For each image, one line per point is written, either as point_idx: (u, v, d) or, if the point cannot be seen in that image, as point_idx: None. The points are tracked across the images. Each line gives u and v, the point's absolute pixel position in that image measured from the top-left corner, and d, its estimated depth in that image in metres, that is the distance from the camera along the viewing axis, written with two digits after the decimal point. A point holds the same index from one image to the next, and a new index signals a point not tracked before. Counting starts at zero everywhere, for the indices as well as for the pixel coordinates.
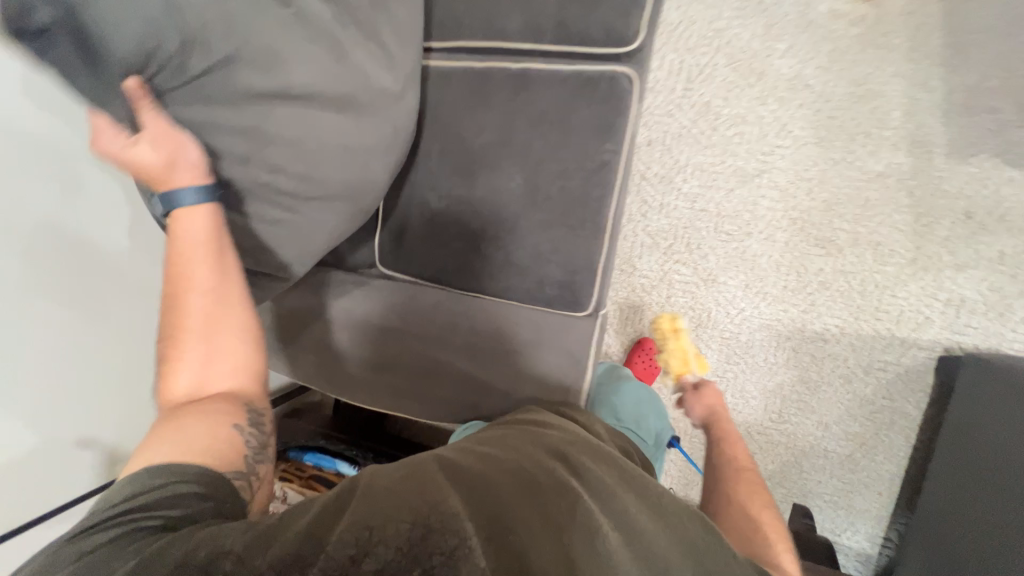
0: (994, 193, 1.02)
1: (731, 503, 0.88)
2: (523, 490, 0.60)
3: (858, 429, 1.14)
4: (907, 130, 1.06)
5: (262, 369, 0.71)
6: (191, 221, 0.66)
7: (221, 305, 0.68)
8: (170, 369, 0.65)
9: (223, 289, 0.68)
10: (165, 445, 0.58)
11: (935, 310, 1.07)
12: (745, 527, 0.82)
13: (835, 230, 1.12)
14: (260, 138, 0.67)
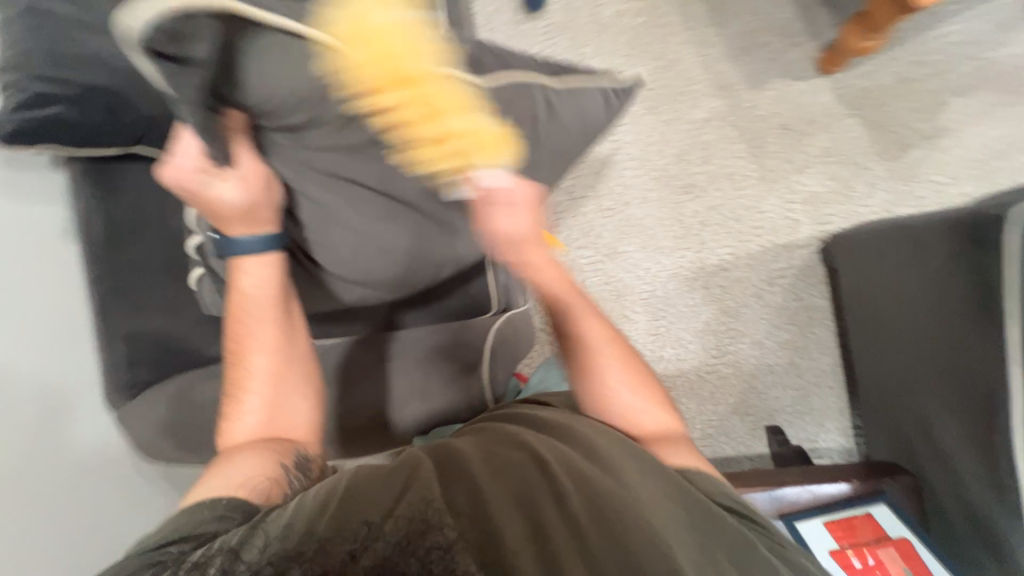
0: (796, 104, 1.21)
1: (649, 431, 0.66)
2: (558, 483, 0.52)
3: (787, 335, 1.22)
4: (710, 80, 1.26)
5: (321, 424, 0.72)
6: (257, 273, 0.72)
7: (273, 354, 0.71)
8: (231, 410, 0.69)
9: (284, 340, 0.72)
10: (216, 481, 0.58)
11: (798, 210, 1.21)
12: (680, 448, 0.64)
13: (692, 174, 1.27)
14: (370, 181, 0.69)
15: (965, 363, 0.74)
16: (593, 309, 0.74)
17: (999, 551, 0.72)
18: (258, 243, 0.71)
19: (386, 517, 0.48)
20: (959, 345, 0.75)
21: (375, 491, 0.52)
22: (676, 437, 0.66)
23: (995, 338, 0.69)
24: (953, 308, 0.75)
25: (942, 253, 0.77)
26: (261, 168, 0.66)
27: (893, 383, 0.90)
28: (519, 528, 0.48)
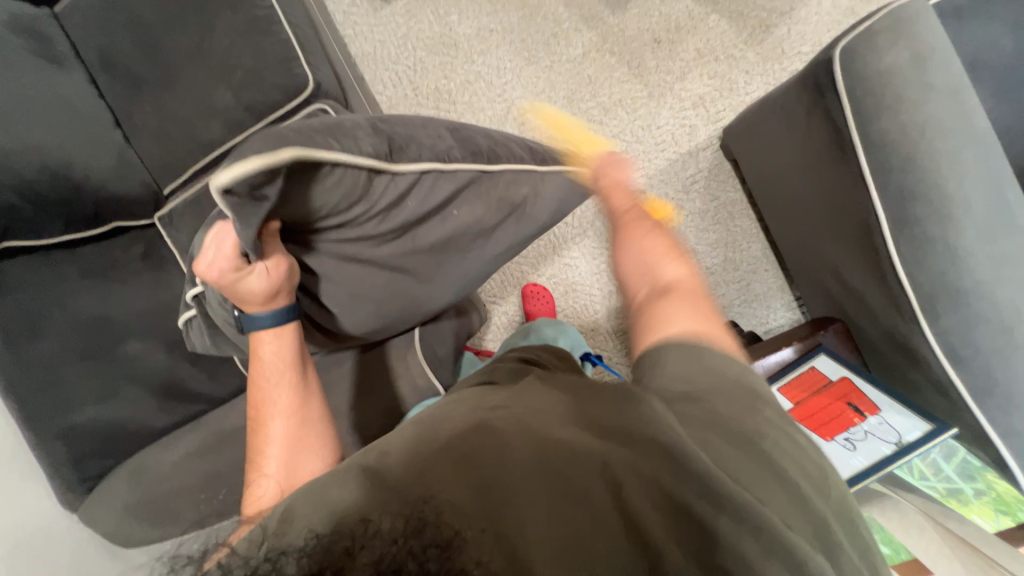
0: (660, 16, 1.24)
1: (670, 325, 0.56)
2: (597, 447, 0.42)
3: (716, 235, 1.27)
4: (576, 15, 1.28)
5: None
6: (276, 344, 0.67)
7: (286, 418, 0.64)
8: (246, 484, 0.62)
9: (302, 408, 0.66)
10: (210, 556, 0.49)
11: (692, 116, 1.25)
12: (681, 316, 0.56)
13: (586, 110, 1.28)
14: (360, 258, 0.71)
15: (845, 204, 0.79)
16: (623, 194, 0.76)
17: (918, 362, 0.78)
18: (279, 317, 0.67)
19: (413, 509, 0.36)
20: (837, 189, 0.79)
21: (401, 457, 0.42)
22: (681, 298, 0.59)
23: (852, 170, 0.74)
24: (822, 157, 0.80)
25: (800, 110, 0.82)
26: (284, 259, 0.64)
27: (806, 245, 0.95)
28: (538, 520, 0.37)
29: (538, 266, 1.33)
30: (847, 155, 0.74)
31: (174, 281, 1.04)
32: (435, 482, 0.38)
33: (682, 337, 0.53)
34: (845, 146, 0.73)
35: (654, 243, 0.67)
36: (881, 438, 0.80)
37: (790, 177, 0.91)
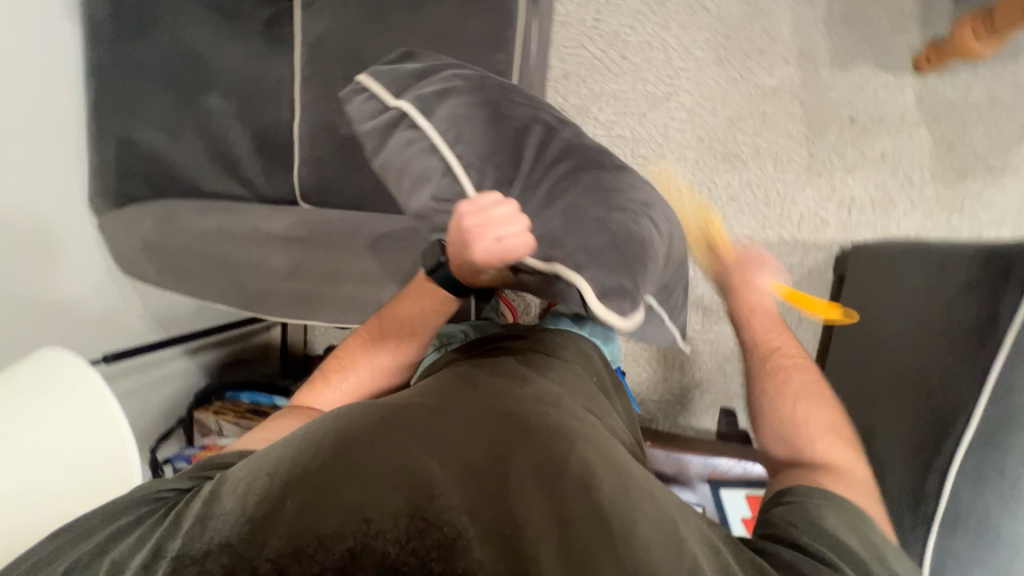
0: (871, 97, 1.12)
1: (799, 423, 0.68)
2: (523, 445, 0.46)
3: None
4: (794, 45, 1.15)
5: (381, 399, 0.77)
6: (425, 306, 0.74)
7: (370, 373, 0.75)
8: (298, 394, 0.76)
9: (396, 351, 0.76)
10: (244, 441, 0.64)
11: (830, 211, 1.16)
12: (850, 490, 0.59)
13: (738, 144, 1.19)
14: None
15: (925, 385, 0.72)
16: (800, 363, 0.76)
17: None
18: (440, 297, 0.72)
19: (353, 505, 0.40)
20: (928, 367, 0.72)
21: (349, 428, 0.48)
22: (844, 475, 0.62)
23: (958, 362, 0.66)
24: (940, 332, 0.72)
25: (959, 278, 0.72)
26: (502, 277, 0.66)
27: (856, 393, 0.91)
28: (478, 497, 0.41)
29: None
30: (962, 345, 0.66)
31: (283, 63, 0.99)
32: (377, 479, 0.42)
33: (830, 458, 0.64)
34: (968, 338, 0.66)
35: (822, 421, 0.68)
36: None
37: (890, 328, 0.85)
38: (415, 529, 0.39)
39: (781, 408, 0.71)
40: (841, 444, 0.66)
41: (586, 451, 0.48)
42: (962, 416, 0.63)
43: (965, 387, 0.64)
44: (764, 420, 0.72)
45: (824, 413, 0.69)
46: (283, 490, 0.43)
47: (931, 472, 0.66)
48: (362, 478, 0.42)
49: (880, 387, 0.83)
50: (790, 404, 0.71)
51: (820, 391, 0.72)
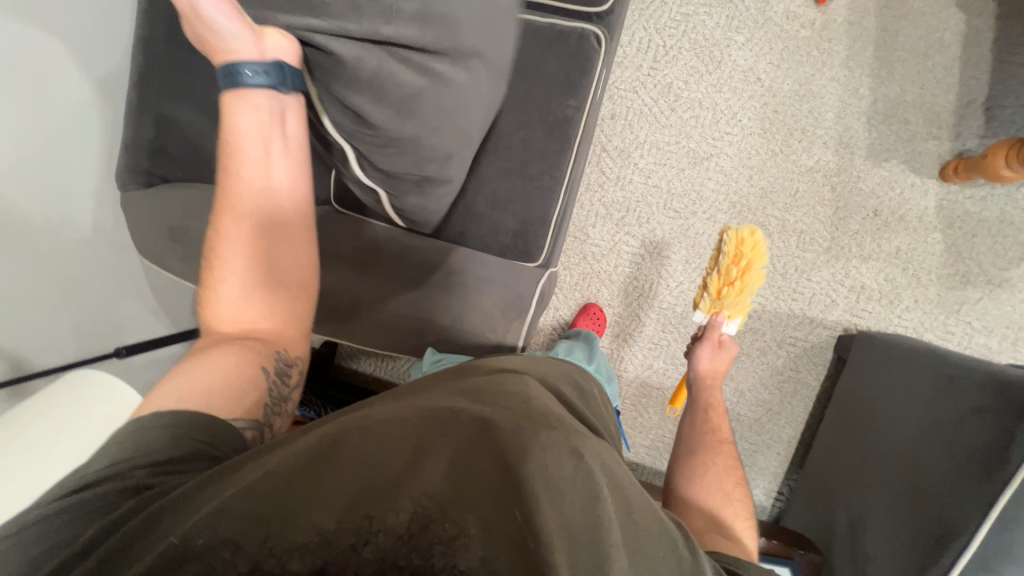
0: (897, 195, 1.18)
1: (696, 487, 0.80)
2: (557, 479, 0.49)
3: (767, 396, 1.28)
4: (836, 131, 1.19)
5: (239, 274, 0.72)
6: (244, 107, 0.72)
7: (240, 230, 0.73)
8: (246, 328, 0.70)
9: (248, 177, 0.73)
10: (182, 387, 0.59)
11: (840, 294, 1.22)
12: (740, 522, 0.75)
13: (767, 215, 1.23)
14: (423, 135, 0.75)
15: (918, 487, 0.79)
16: (742, 509, 0.77)
17: None
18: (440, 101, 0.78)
19: (396, 508, 0.46)
20: (922, 470, 0.79)
21: (397, 427, 0.54)
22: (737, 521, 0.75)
23: (956, 472, 0.73)
24: (938, 442, 0.78)
25: (962, 396, 0.79)
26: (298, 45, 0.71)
27: (845, 486, 0.97)
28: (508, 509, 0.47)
29: (615, 297, 1.31)
30: (964, 460, 0.72)
31: None
32: (441, 501, 0.47)
33: (721, 532, 0.72)
34: (973, 456, 0.71)
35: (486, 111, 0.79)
36: None
37: (893, 426, 0.91)
38: (460, 529, 0.46)
39: (704, 435, 0.89)
40: (739, 537, 0.72)
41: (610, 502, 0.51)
42: (957, 534, 0.68)
43: (968, 503, 0.68)
44: (701, 490, 0.79)
45: (738, 515, 0.76)
46: (314, 491, 0.47)
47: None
48: (383, 486, 0.48)
49: (876, 485, 0.88)
50: (705, 460, 0.84)
51: (738, 495, 0.79)
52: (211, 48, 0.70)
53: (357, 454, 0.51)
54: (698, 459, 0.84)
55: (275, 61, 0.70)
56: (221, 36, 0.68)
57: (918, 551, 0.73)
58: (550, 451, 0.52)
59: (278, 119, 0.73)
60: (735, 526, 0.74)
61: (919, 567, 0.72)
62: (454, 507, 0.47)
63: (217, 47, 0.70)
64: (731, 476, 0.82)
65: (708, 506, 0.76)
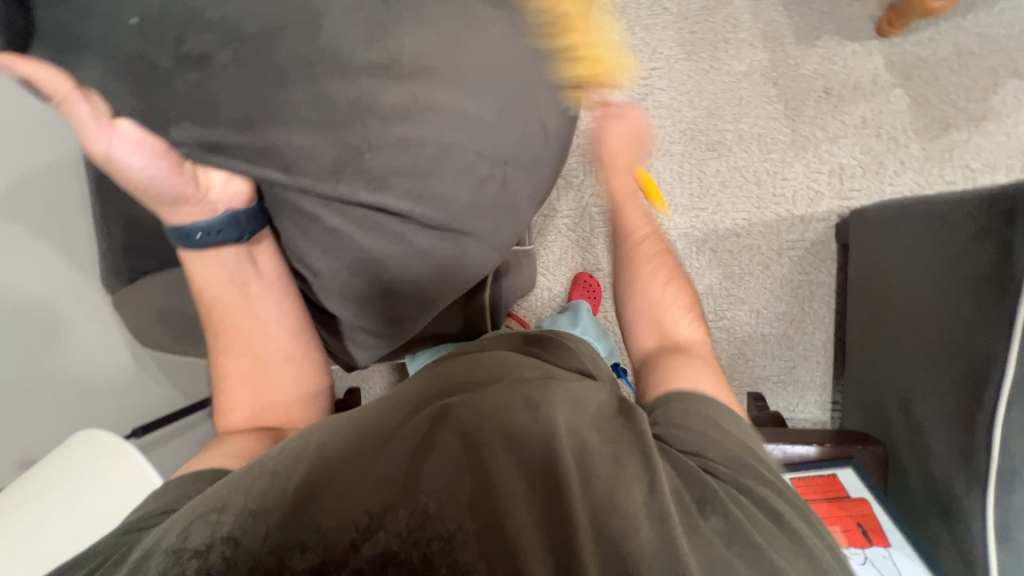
0: (843, 67, 1.14)
1: (638, 336, 0.77)
2: (527, 435, 0.50)
3: (785, 308, 1.23)
4: (758, 29, 1.18)
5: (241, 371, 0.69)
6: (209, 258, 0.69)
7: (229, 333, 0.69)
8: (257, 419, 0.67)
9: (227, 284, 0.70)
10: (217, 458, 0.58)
11: (821, 182, 1.17)
12: (695, 357, 0.70)
13: (720, 131, 1.21)
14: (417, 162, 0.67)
15: (945, 335, 0.73)
16: (694, 327, 0.75)
17: (951, 517, 0.70)
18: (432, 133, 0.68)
19: (377, 499, 0.46)
20: (944, 316, 0.73)
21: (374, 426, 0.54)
22: (692, 349, 0.71)
23: (973, 303, 0.68)
24: (948, 283, 0.73)
25: (957, 227, 0.73)
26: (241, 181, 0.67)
27: (884, 367, 0.91)
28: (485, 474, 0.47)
29: (602, 259, 1.28)
30: (976, 288, 0.67)
31: None
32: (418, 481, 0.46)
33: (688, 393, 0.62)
34: (984, 281, 0.66)
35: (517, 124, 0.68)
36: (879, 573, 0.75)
37: (908, 288, 0.85)
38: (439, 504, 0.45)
39: (631, 292, 0.79)
40: (697, 359, 0.69)
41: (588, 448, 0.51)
42: (993, 364, 0.64)
43: (993, 329, 0.64)
44: (642, 331, 0.77)
45: (692, 344, 0.73)
46: (301, 497, 0.47)
47: (975, 421, 0.65)
48: (349, 489, 0.47)
49: (910, 352, 0.82)
50: (636, 290, 0.79)
51: (687, 315, 0.75)
52: (156, 209, 0.65)
53: (338, 455, 0.51)
54: (630, 307, 0.79)
55: (228, 214, 0.66)
56: (157, 195, 0.63)
57: (964, 399, 0.67)
58: (515, 412, 0.52)
59: (252, 266, 0.70)
60: (689, 351, 0.71)
61: (970, 413, 0.66)
62: (431, 483, 0.46)
63: (161, 208, 0.65)
64: (663, 301, 0.77)
65: (658, 344, 0.74)
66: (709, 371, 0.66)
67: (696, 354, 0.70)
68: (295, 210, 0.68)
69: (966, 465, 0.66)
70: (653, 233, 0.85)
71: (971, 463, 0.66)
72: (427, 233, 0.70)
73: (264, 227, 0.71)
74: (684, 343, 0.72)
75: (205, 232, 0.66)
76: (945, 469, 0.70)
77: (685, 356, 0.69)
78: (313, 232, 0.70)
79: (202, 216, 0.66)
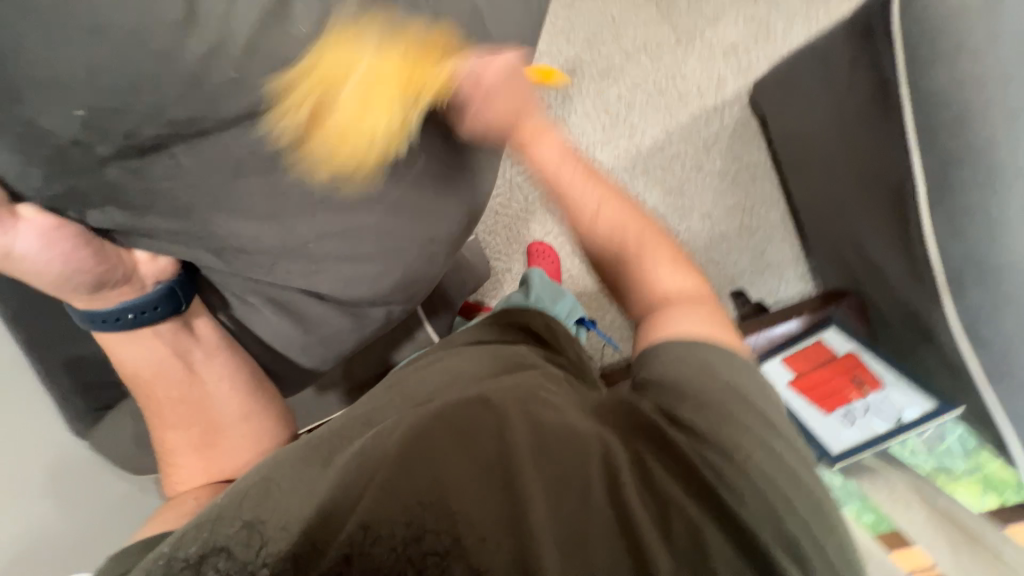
0: None
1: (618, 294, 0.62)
2: (499, 426, 0.44)
3: (733, 199, 1.21)
4: None
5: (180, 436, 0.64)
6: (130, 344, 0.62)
7: (161, 405, 0.64)
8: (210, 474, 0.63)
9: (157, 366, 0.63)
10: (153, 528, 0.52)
11: (720, 65, 1.19)
12: (681, 310, 0.56)
13: (608, 57, 1.20)
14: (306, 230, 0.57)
15: (862, 169, 0.76)
16: (672, 267, 0.60)
17: (931, 338, 0.72)
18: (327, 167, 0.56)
19: (332, 520, 0.38)
20: (855, 151, 0.77)
21: (330, 443, 0.47)
22: (679, 303, 0.57)
23: (871, 129, 0.72)
24: (851, 118, 0.76)
25: (843, 63, 0.75)
26: (170, 264, 0.60)
27: (835, 221, 0.89)
28: (452, 474, 0.40)
29: (545, 222, 1.23)
30: (869, 117, 0.72)
31: None
32: (377, 492, 0.39)
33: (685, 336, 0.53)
34: (874, 107, 0.70)
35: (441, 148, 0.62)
36: (879, 415, 0.79)
37: (825, 135, 0.84)
38: (396, 520, 0.37)
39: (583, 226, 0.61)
40: (687, 313, 0.56)
41: (566, 427, 0.45)
42: (905, 178, 0.67)
43: (893, 147, 0.68)
44: (622, 299, 0.62)
45: (680, 291, 0.58)
46: (241, 524, 0.39)
47: (910, 237, 0.69)
48: (301, 512, 0.39)
49: (847, 193, 0.82)
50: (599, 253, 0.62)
51: (652, 251, 0.60)
52: (62, 294, 0.55)
53: (285, 480, 0.43)
54: (597, 253, 0.62)
55: (161, 289, 0.59)
56: (70, 283, 0.54)
57: (895, 219, 0.71)
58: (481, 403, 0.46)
59: (189, 335, 0.64)
60: (688, 296, 0.58)
61: (905, 231, 0.70)
62: (385, 498, 0.38)
63: (72, 293, 0.56)
64: (621, 239, 0.60)
65: (641, 308, 0.60)
66: (699, 322, 0.55)
67: (690, 303, 0.57)
68: (227, 282, 0.63)
69: (918, 278, 0.70)
70: (567, 155, 0.62)
71: (919, 275, 0.70)
72: (349, 305, 0.65)
73: (200, 297, 0.65)
74: (669, 295, 0.58)
75: (136, 312, 0.59)
76: (907, 291, 0.73)
77: (674, 309, 0.57)
78: (251, 321, 0.66)
79: (130, 294, 0.59)
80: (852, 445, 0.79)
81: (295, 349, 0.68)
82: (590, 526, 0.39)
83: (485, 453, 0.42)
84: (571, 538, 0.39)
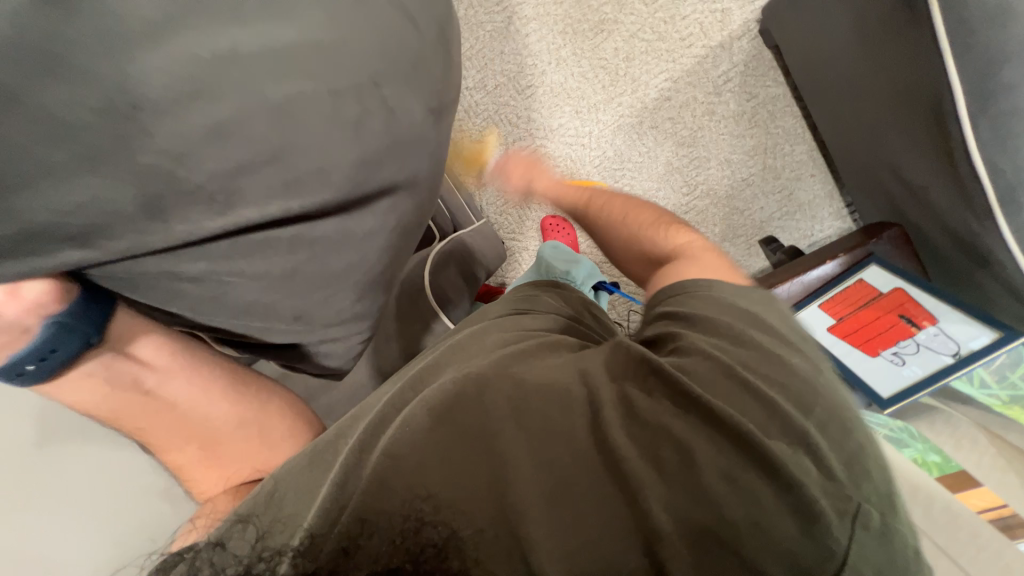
0: None
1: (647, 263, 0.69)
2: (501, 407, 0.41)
3: (753, 141, 1.13)
4: None
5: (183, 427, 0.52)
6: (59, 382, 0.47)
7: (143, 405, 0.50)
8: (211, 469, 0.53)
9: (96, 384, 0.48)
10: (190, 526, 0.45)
11: (722, 1, 1.10)
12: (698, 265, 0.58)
13: (600, 9, 1.13)
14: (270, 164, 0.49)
15: (894, 86, 0.69)
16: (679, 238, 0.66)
17: (987, 261, 0.65)
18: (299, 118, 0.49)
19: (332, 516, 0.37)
20: (883, 67, 0.69)
21: (334, 440, 0.45)
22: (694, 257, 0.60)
23: (899, 41, 0.65)
24: (874, 31, 0.68)
25: None
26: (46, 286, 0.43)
27: (868, 149, 0.81)
28: (451, 466, 0.38)
29: None
30: (896, 26, 0.64)
31: None
32: (377, 487, 0.37)
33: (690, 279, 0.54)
34: (899, 15, 0.63)
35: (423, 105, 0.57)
36: (936, 350, 0.73)
37: (847, 55, 0.76)
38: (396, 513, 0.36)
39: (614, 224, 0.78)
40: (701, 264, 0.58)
41: (574, 404, 0.42)
42: (941, 90, 0.60)
43: (925, 56, 0.60)
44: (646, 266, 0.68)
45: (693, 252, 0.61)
46: (242, 524, 0.38)
47: (954, 154, 0.62)
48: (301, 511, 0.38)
49: (879, 116, 0.74)
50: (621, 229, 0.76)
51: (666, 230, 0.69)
52: None
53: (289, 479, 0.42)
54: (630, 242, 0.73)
55: (48, 322, 0.43)
56: None
57: (935, 137, 0.64)
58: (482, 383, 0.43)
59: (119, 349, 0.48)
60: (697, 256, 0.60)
61: (948, 149, 0.62)
62: (384, 492, 0.37)
63: None
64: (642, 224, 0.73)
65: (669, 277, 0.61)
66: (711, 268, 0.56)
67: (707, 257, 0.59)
68: (162, 273, 0.49)
69: (967, 199, 0.63)
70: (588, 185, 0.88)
71: (968, 196, 0.63)
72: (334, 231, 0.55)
73: (119, 313, 0.48)
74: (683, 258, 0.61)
75: (38, 358, 0.42)
76: (955, 214, 0.66)
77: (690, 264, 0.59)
78: (218, 298, 0.52)
79: (17, 342, 0.42)
80: (910, 383, 0.76)
81: (306, 301, 0.56)
82: (597, 511, 0.37)
83: (485, 440, 0.39)
84: (577, 525, 0.36)
